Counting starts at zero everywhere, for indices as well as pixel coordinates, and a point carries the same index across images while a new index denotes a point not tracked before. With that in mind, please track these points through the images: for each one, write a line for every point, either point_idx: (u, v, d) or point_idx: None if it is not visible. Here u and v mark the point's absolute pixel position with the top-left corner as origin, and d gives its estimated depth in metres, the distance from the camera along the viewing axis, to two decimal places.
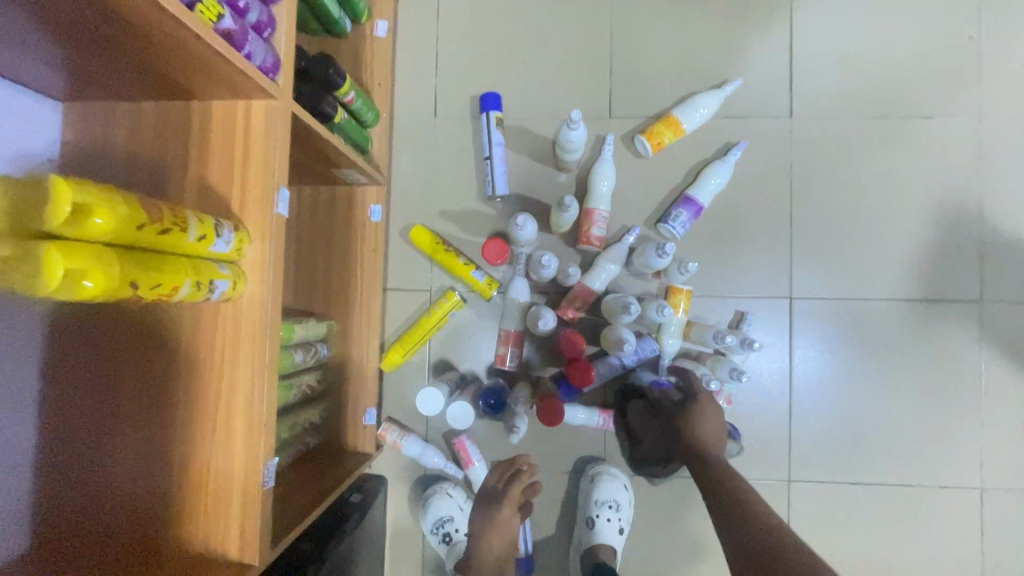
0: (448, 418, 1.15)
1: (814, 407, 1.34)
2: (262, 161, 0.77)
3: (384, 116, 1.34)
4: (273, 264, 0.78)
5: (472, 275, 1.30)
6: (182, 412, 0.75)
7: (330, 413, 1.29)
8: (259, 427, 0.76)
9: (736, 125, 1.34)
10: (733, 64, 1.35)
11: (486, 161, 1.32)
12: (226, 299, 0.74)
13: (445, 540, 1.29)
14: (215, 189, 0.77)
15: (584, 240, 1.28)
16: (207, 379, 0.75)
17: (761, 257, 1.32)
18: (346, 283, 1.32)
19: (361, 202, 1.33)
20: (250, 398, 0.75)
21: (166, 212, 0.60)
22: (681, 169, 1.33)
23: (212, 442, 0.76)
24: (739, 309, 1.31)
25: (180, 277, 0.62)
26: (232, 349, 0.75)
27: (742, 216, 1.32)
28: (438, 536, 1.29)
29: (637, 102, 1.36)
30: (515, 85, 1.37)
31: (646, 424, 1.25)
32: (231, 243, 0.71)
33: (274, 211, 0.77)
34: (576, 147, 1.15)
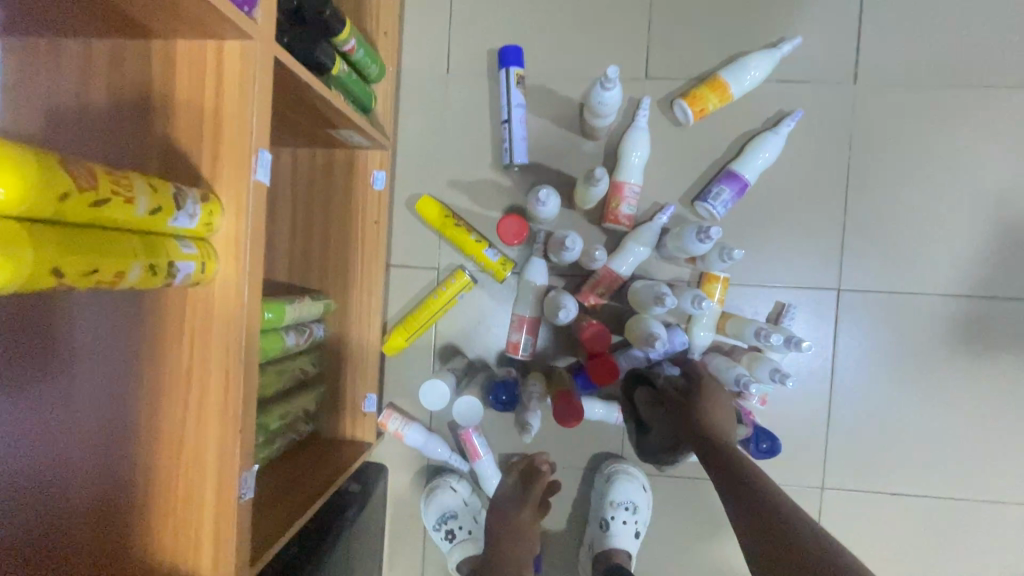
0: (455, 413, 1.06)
1: (857, 410, 1.22)
2: (237, 118, 0.63)
3: (390, 69, 1.18)
4: (252, 243, 0.65)
5: (484, 253, 1.17)
6: (149, 411, 0.65)
7: (327, 398, 1.19)
8: (233, 432, 0.65)
9: (791, 91, 1.17)
10: (793, 19, 1.17)
11: (505, 126, 1.17)
12: (195, 283, 0.62)
13: (449, 538, 1.21)
14: (182, 151, 0.64)
15: (610, 218, 1.14)
16: (176, 375, 0.65)
17: (810, 243, 1.18)
18: (345, 258, 1.19)
19: (363, 168, 1.19)
20: (224, 398, 0.65)
21: (103, 178, 0.47)
22: (724, 140, 1.18)
23: (182, 448, 0.66)
24: (779, 301, 1.18)
25: (128, 259, 0.50)
26: (204, 341, 0.65)
27: (791, 195, 1.17)
28: (442, 533, 1.21)
29: (678, 61, 1.19)
30: (539, 38, 1.21)
31: (652, 415, 1.08)
32: (197, 216, 0.58)
33: (252, 179, 0.64)
34: (609, 111, 1.00)
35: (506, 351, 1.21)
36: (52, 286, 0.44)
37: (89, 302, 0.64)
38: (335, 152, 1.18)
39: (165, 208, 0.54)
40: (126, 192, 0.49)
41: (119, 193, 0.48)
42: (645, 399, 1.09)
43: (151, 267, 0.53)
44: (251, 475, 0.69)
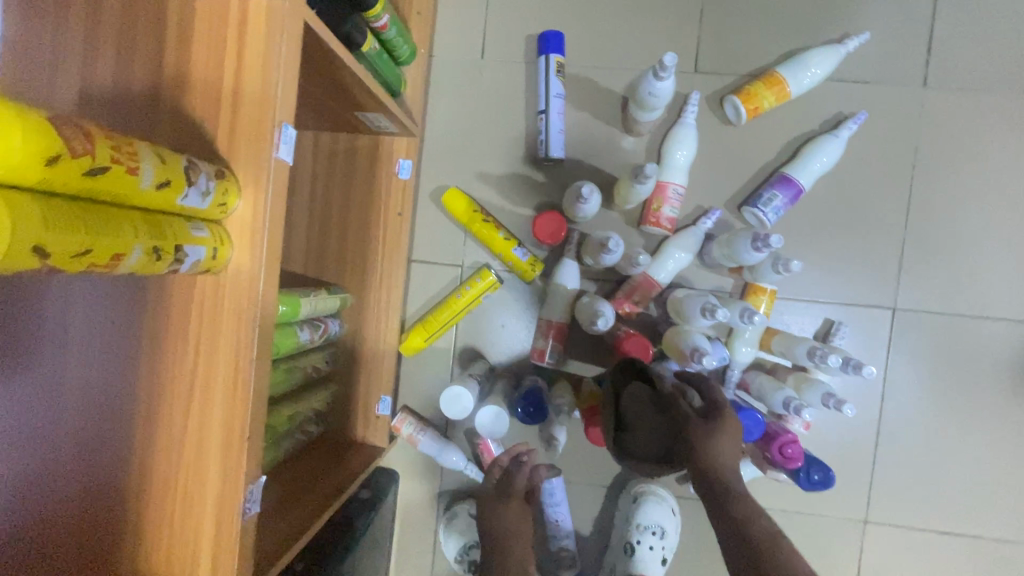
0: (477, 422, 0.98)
1: (908, 441, 1.12)
2: (260, 88, 0.56)
3: (421, 52, 1.11)
4: (269, 227, 0.58)
5: (512, 252, 1.10)
6: (147, 411, 0.58)
7: (339, 398, 1.12)
8: (239, 439, 0.58)
9: (853, 91, 1.08)
10: (861, 12, 1.07)
11: (541, 117, 1.10)
12: (204, 271, 0.55)
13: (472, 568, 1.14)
14: (197, 123, 0.57)
15: (650, 221, 1.06)
16: (179, 373, 0.58)
17: (865, 257, 1.09)
18: (364, 251, 1.12)
19: (388, 156, 1.12)
20: (230, 401, 0.58)
21: (101, 142, 0.40)
22: (776, 142, 1.09)
23: (182, 453, 0.59)
24: (829, 318, 1.09)
25: (126, 240, 0.43)
26: (211, 336, 0.57)
27: (847, 205, 1.08)
28: (464, 564, 1.15)
29: (731, 54, 1.10)
30: (582, 25, 1.13)
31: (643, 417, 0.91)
32: (210, 195, 0.51)
33: (273, 157, 0.57)
34: (659, 102, 0.92)
35: (530, 358, 1.13)
36: (33, 267, 0.37)
37: (91, 286, 0.58)
38: (359, 138, 1.12)
39: (173, 182, 0.46)
40: (128, 160, 0.42)
41: (120, 162, 0.41)
42: (647, 398, 0.87)
43: (154, 250, 0.46)
44: (257, 488, 0.62)
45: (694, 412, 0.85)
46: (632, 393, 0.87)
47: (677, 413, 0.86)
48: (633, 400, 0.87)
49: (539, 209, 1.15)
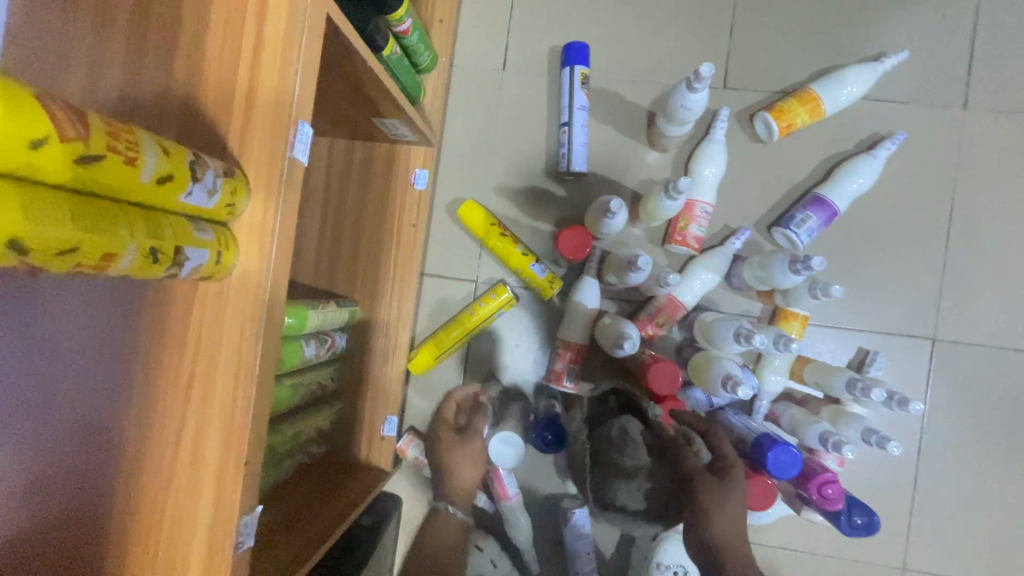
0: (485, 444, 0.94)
1: (950, 483, 1.04)
2: (276, 79, 0.52)
3: (442, 60, 1.08)
4: (279, 231, 0.53)
5: (530, 268, 1.05)
6: (136, 429, 0.53)
7: (343, 418, 1.06)
8: (235, 464, 0.52)
9: (889, 111, 1.04)
10: (899, 30, 1.03)
11: (564, 129, 1.06)
12: (206, 277, 0.50)
13: None
14: (208, 116, 0.52)
15: (676, 239, 1.01)
16: (172, 388, 0.53)
17: (902, 284, 1.03)
18: (376, 262, 1.08)
19: (404, 165, 1.08)
20: (227, 421, 0.52)
21: (97, 127, 0.35)
22: (808, 162, 1.05)
23: (172, 477, 0.53)
24: (864, 348, 1.03)
25: (119, 239, 0.38)
26: (210, 349, 0.52)
27: (883, 228, 1.03)
28: None
29: (762, 70, 1.07)
30: (608, 37, 1.10)
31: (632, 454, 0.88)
32: (215, 194, 0.47)
33: (287, 155, 0.53)
34: (693, 113, 0.87)
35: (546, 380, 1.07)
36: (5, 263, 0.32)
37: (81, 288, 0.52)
38: (375, 146, 1.08)
39: (176, 178, 0.42)
40: (128, 150, 0.37)
41: (117, 151, 0.36)
42: (646, 451, 0.83)
43: (150, 251, 0.41)
44: (252, 519, 0.56)
45: (697, 466, 0.83)
46: (630, 449, 0.82)
47: (676, 466, 0.84)
48: (628, 445, 0.83)
49: (558, 224, 1.10)
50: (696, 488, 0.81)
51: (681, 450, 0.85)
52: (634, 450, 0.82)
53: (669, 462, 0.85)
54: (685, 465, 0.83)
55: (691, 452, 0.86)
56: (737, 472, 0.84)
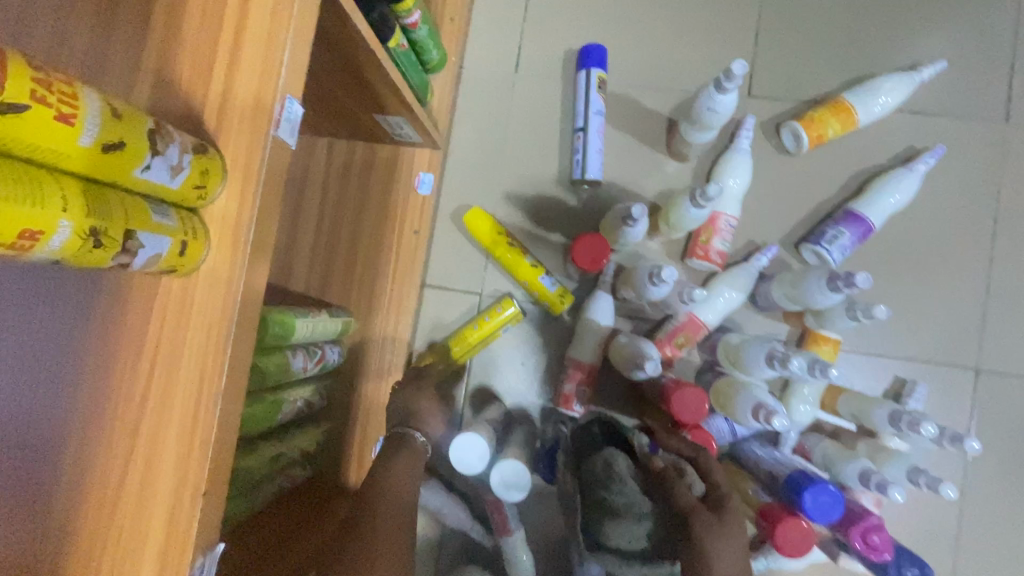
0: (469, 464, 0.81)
1: (1002, 532, 0.93)
2: (263, 48, 0.45)
3: (451, 60, 1.02)
4: (258, 222, 0.46)
5: (539, 281, 0.98)
6: (76, 451, 0.44)
7: (332, 439, 0.97)
8: (192, 494, 0.44)
9: (925, 124, 0.97)
10: (936, 39, 0.98)
11: (579, 135, 1.00)
12: (169, 271, 0.42)
13: None
14: (184, 88, 0.46)
15: (698, 254, 0.94)
16: (123, 401, 0.44)
17: (942, 309, 0.95)
18: (373, 270, 1.00)
19: (408, 168, 1.02)
20: (187, 441, 0.44)
21: (20, 70, 0.28)
22: (838, 176, 0.98)
23: (114, 512, 0.43)
24: (901, 377, 0.94)
25: (51, 212, 0.31)
26: (170, 355, 0.45)
27: (919, 248, 0.96)
28: None
29: (789, 78, 1.01)
30: (626, 42, 1.04)
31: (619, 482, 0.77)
32: (183, 172, 0.39)
33: (271, 135, 0.46)
34: (720, 114, 0.82)
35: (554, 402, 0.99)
36: None
37: (27, 279, 0.45)
38: (378, 148, 1.02)
39: (129, 147, 0.35)
40: (63, 105, 0.30)
41: (47, 103, 0.29)
42: (636, 489, 0.68)
43: (92, 234, 0.34)
44: (210, 562, 0.46)
45: (691, 501, 0.69)
46: (619, 486, 0.68)
47: (669, 503, 0.70)
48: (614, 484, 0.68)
49: (570, 235, 1.03)
50: (692, 530, 0.67)
51: (673, 483, 0.71)
52: (623, 488, 0.68)
53: (659, 499, 0.71)
54: (678, 500, 0.69)
55: (683, 484, 0.71)
56: (735, 507, 0.71)
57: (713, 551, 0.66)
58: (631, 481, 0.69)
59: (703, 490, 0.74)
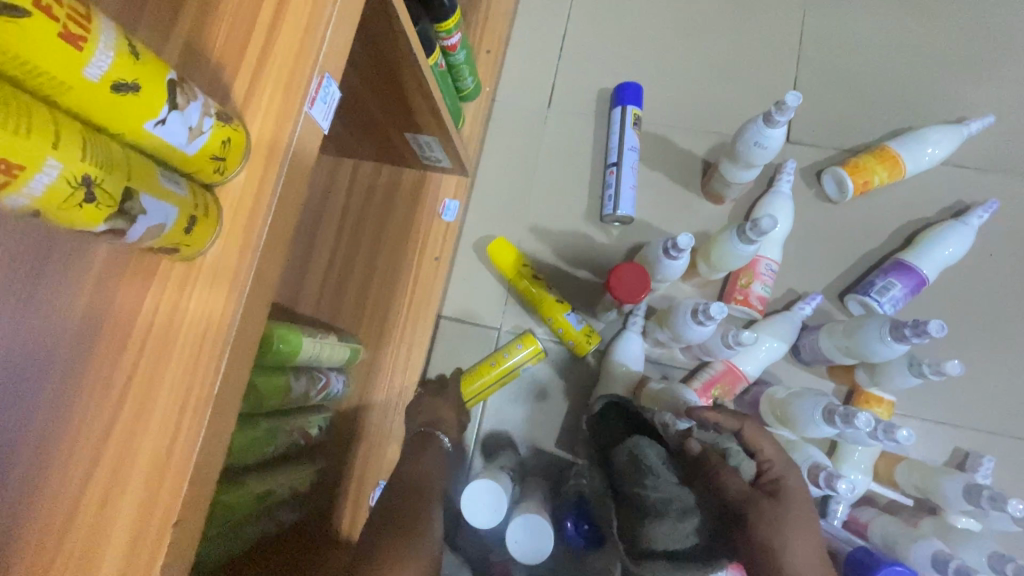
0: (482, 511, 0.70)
1: None
2: (305, 21, 0.42)
3: (486, 90, 1.02)
4: (279, 208, 0.41)
5: (564, 317, 0.91)
6: (31, 464, 0.37)
7: (326, 480, 0.87)
8: (159, 523, 0.36)
9: (973, 180, 0.94)
10: (972, 99, 0.97)
11: (611, 169, 0.97)
12: (172, 249, 0.37)
13: None
14: (213, 58, 0.42)
15: (736, 299, 0.88)
16: (97, 405, 0.38)
17: (1004, 375, 0.87)
18: (388, 296, 0.94)
19: (434, 193, 0.99)
20: (162, 456, 0.37)
21: None
22: (882, 227, 0.94)
23: (60, 543, 0.35)
24: (962, 449, 0.85)
25: (37, 145, 0.26)
26: (159, 352, 0.38)
27: (975, 307, 0.89)
28: None
29: (829, 127, 0.98)
30: (663, 84, 1.04)
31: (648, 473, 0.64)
32: (201, 133, 0.35)
33: (304, 111, 0.42)
34: (767, 148, 0.80)
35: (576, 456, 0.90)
36: None
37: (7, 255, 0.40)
38: (404, 172, 0.99)
39: (143, 92, 0.30)
40: (72, 23, 0.26)
41: (51, 14, 0.25)
42: (674, 480, 0.57)
43: (83, 185, 0.28)
44: None
45: (744, 488, 0.56)
46: (653, 479, 0.57)
47: (715, 493, 0.57)
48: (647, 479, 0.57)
49: (597, 273, 0.98)
50: (748, 524, 0.55)
51: (716, 469, 0.58)
52: (659, 481, 0.56)
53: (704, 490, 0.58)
54: (727, 489, 0.57)
55: (728, 466, 0.58)
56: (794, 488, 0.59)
57: (778, 538, 0.54)
58: (664, 469, 0.58)
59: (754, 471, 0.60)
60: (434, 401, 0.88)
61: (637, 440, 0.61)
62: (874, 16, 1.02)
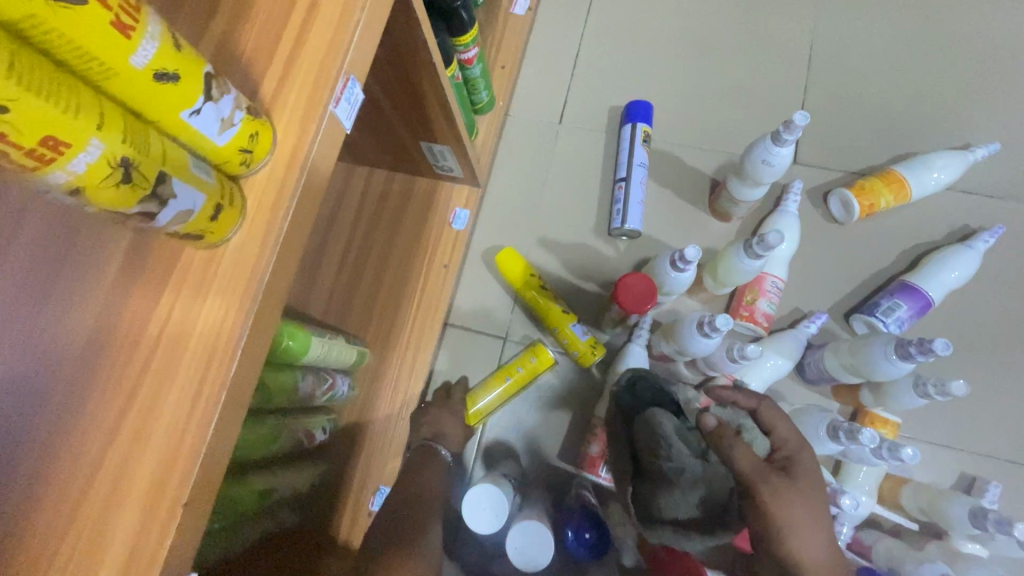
0: (483, 517, 0.70)
1: None
2: (333, 28, 0.44)
3: (500, 103, 1.04)
4: (300, 201, 0.43)
5: (570, 328, 0.91)
6: (46, 440, 0.38)
7: (327, 482, 0.87)
8: (171, 500, 0.37)
9: (978, 206, 0.95)
10: (976, 127, 0.99)
11: (620, 184, 0.98)
12: (196, 234, 0.38)
13: None
14: (242, 54, 0.43)
15: (742, 315, 0.88)
16: (115, 384, 0.39)
17: (1010, 400, 0.87)
18: (396, 300, 0.95)
19: (445, 201, 1.01)
20: (177, 435, 0.38)
21: None
22: (887, 249, 0.95)
23: (74, 516, 0.37)
24: (967, 473, 0.84)
25: (82, 123, 0.27)
26: (180, 334, 0.40)
27: (980, 331, 0.89)
28: None
29: (836, 150, 1.00)
30: (673, 102, 1.06)
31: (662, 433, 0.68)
32: (232, 124, 0.36)
33: (329, 108, 0.43)
34: (774, 167, 0.82)
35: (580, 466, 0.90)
36: None
37: (34, 238, 0.41)
38: (417, 180, 1.01)
39: (182, 81, 0.32)
40: (122, 13, 0.27)
41: (105, 4, 0.26)
42: (689, 452, 0.59)
43: (121, 166, 0.30)
44: None
45: (754, 464, 0.58)
46: (667, 450, 0.59)
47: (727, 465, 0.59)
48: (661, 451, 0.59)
49: (604, 285, 0.99)
50: (758, 495, 0.58)
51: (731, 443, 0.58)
52: (673, 452, 0.59)
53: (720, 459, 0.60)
54: (741, 463, 0.58)
55: (745, 442, 0.59)
56: (804, 465, 0.62)
57: (778, 507, 0.58)
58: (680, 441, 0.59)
59: (767, 447, 0.64)
60: (437, 408, 0.88)
61: (654, 411, 0.62)
62: (880, 44, 1.05)
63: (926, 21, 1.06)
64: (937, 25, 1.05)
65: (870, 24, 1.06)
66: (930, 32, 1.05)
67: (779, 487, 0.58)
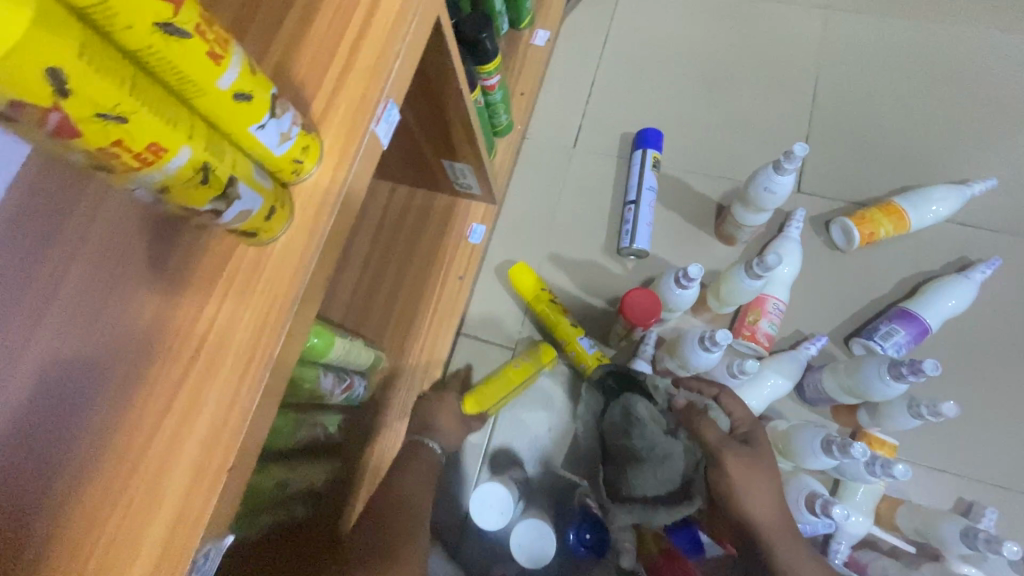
0: (492, 517, 0.73)
1: None
2: (376, 59, 0.50)
3: (518, 127, 1.10)
4: (340, 209, 0.48)
5: (577, 341, 0.95)
6: (106, 410, 0.43)
7: (341, 480, 0.90)
8: (216, 469, 0.42)
9: (975, 238, 0.98)
10: (975, 164, 1.03)
11: (630, 206, 1.03)
12: (250, 233, 0.43)
13: None
14: (296, 78, 0.49)
15: (744, 335, 0.92)
16: (169, 364, 0.44)
17: (1007, 428, 0.88)
18: (413, 309, 1.00)
19: (463, 217, 1.06)
20: (223, 411, 0.43)
21: (192, 4, 0.31)
22: (887, 277, 0.98)
23: (129, 480, 0.41)
24: (964, 499, 0.85)
25: (176, 134, 0.32)
26: (229, 321, 0.45)
27: (977, 359, 0.92)
28: None
29: (838, 181, 1.05)
30: (682, 132, 1.12)
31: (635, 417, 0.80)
32: (289, 139, 0.42)
33: (370, 128, 0.49)
34: (774, 196, 0.87)
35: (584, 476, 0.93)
36: (36, 103, 0.25)
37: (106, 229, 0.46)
38: (437, 196, 1.07)
39: (254, 101, 0.37)
40: (216, 45, 0.33)
41: (205, 38, 0.32)
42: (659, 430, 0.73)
43: (201, 170, 0.35)
44: (214, 554, 0.43)
45: (716, 437, 0.68)
46: (637, 429, 0.74)
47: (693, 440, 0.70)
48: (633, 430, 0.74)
49: (611, 302, 1.03)
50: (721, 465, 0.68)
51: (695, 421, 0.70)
52: (643, 432, 0.73)
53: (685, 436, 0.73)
54: (704, 436, 0.69)
55: (706, 420, 0.70)
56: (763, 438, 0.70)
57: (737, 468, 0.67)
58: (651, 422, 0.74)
59: (729, 424, 0.72)
60: None
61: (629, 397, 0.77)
62: (882, 82, 1.10)
63: (926, 62, 1.11)
64: (937, 66, 1.10)
65: (872, 64, 1.12)
66: (930, 72, 1.10)
67: (739, 456, 0.67)
